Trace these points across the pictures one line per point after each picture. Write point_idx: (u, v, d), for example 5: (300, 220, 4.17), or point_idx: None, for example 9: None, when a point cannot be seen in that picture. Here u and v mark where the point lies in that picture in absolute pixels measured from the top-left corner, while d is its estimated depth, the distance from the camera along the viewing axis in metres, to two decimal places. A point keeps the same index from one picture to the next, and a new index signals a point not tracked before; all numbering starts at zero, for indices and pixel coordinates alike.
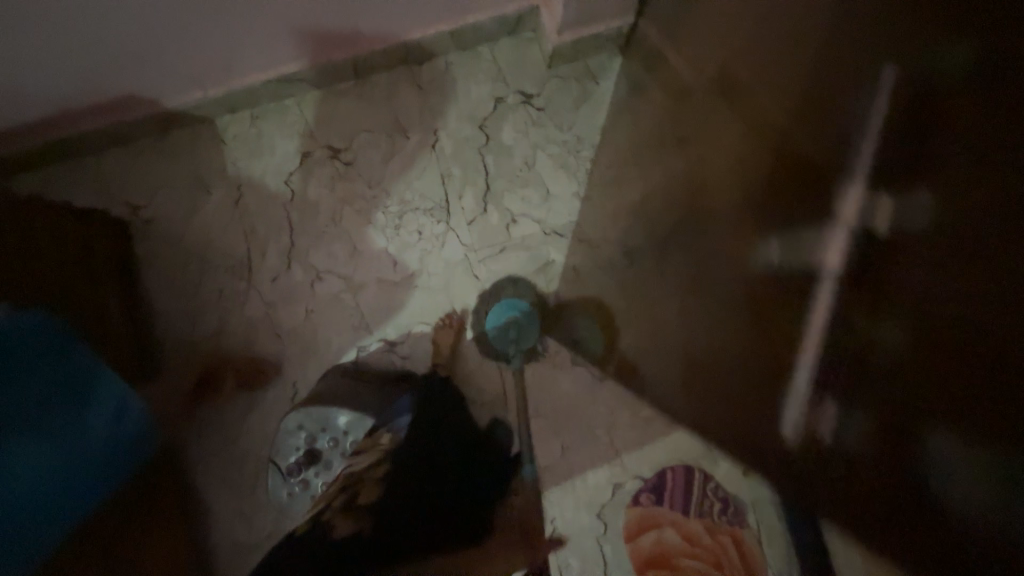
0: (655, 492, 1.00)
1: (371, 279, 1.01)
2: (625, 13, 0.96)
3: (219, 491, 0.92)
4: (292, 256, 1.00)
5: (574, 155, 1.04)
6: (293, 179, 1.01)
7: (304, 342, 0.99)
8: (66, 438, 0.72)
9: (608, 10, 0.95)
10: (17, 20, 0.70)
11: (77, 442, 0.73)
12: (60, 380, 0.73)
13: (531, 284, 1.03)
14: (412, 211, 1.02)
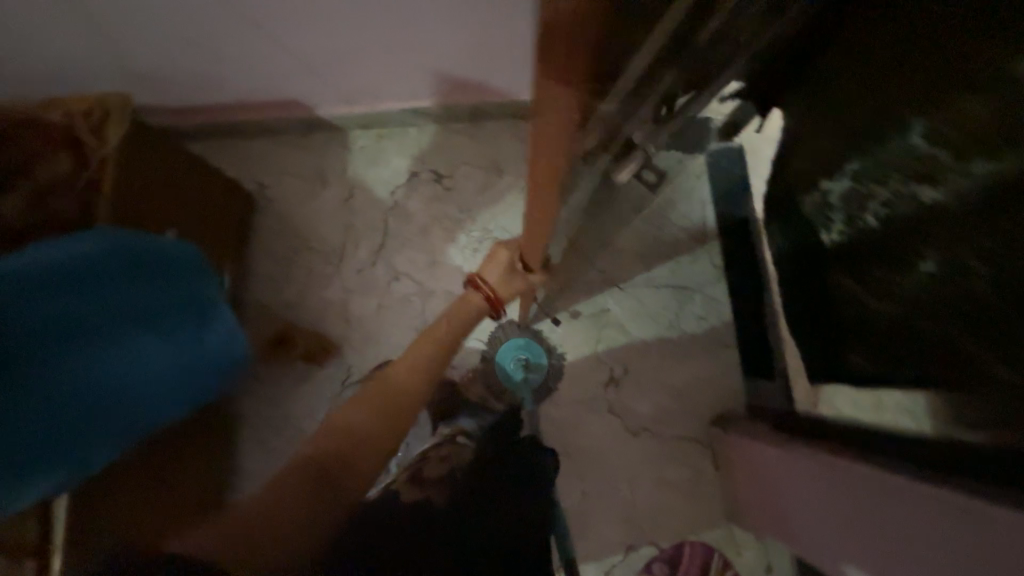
0: (669, 560, 0.98)
1: (441, 289, 1.11)
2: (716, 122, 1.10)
3: (253, 453, 1.02)
4: (379, 254, 1.12)
5: (646, 222, 1.15)
6: (399, 191, 1.16)
7: (368, 331, 1.08)
8: (184, 351, 0.71)
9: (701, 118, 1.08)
10: (243, 32, 0.87)
11: (187, 356, 0.72)
12: (166, 303, 0.71)
13: (584, 326, 1.09)
14: (491, 237, 1.14)
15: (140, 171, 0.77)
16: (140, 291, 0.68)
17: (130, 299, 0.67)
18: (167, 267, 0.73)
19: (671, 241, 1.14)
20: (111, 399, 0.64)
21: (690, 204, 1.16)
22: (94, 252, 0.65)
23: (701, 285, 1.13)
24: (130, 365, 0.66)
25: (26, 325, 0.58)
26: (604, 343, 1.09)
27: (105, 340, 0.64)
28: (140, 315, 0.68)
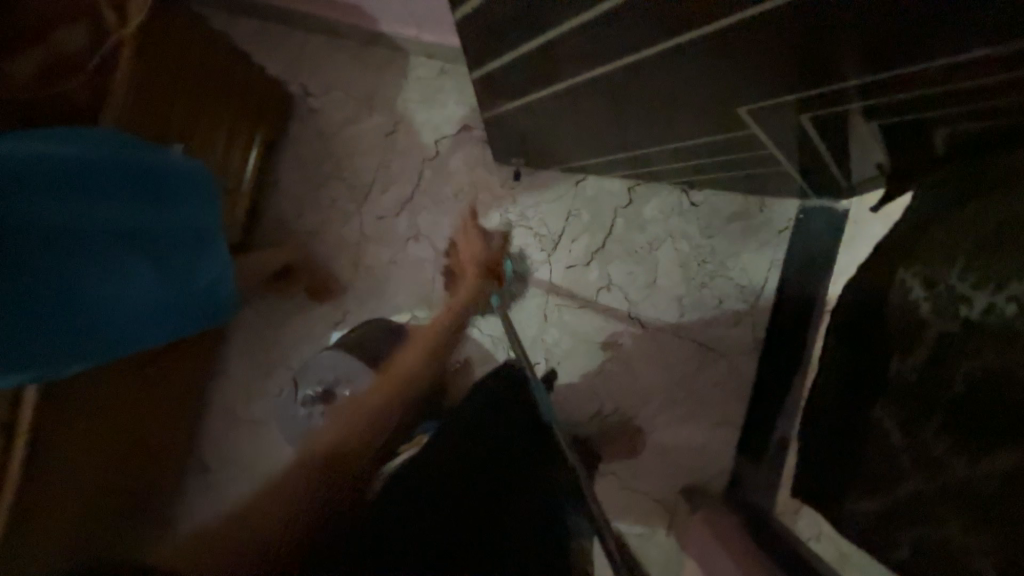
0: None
1: (457, 264, 1.03)
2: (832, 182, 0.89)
3: (236, 364, 1.04)
4: (406, 206, 1.04)
5: (698, 263, 1.01)
6: (443, 143, 1.04)
7: (372, 282, 1.04)
8: (174, 286, 0.71)
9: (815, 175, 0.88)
10: None
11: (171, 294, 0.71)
12: (168, 228, 0.69)
13: (588, 353, 1.02)
14: (524, 226, 1.03)
15: (152, 83, 0.70)
16: (138, 209, 0.66)
17: (133, 215, 0.65)
18: (176, 184, 0.71)
19: (717, 295, 1.01)
20: (109, 310, 0.64)
21: (754, 262, 1.01)
22: (96, 159, 0.62)
23: (730, 353, 1.01)
24: (130, 281, 0.65)
25: (69, 218, 0.59)
26: (602, 376, 1.02)
27: (110, 257, 0.63)
28: (143, 234, 0.66)
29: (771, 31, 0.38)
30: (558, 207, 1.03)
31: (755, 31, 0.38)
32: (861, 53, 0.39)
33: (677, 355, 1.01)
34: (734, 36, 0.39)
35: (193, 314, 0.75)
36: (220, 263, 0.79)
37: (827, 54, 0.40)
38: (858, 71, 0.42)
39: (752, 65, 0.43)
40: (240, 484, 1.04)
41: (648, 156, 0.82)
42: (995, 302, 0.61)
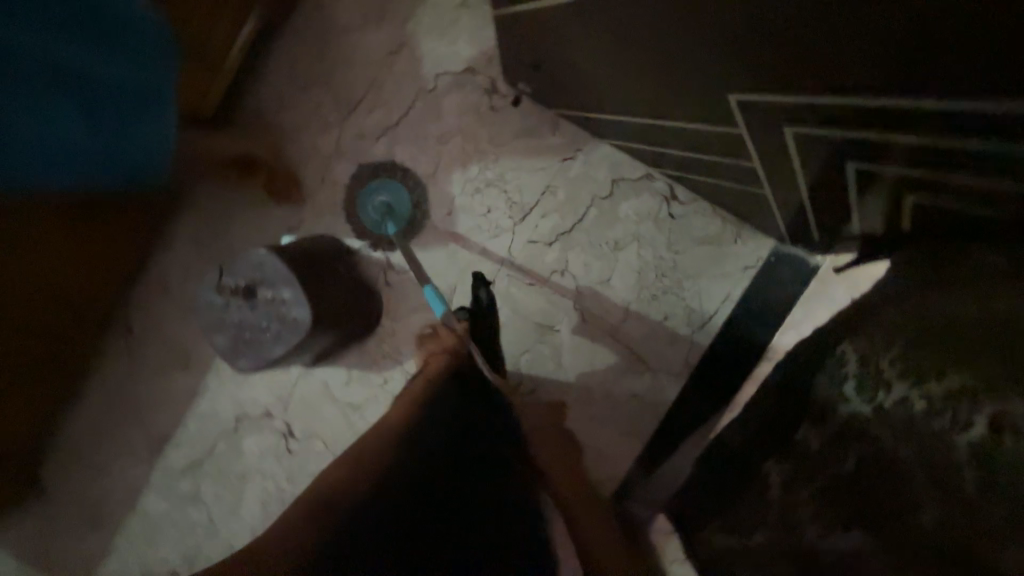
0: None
1: (422, 206, 1.01)
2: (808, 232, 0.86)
3: (182, 240, 1.04)
4: (388, 133, 1.01)
5: (656, 274, 0.99)
6: (442, 79, 0.99)
7: (334, 198, 1.02)
8: (98, 141, 0.68)
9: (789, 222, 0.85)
10: None
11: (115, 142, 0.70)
12: (109, 78, 0.66)
13: (525, 329, 1.01)
14: (498, 188, 1.00)
15: None
16: (79, 43, 0.62)
17: (71, 49, 0.61)
18: (130, 36, 0.66)
19: (664, 311, 0.99)
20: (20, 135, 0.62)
21: (711, 291, 0.99)
22: None
23: (659, 371, 1.00)
24: (41, 119, 0.63)
25: (16, 36, 0.57)
26: (531, 356, 1.01)
27: (38, 84, 0.61)
28: (77, 72, 0.63)
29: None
30: (537, 178, 1.00)
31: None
32: (832, 56, 0.37)
33: (608, 358, 1.01)
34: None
35: (111, 173, 0.73)
36: (162, 134, 0.75)
37: (796, 47, 0.39)
38: (819, 81, 0.41)
39: (741, 32, 0.41)
40: (157, 354, 1.05)
41: (656, 133, 0.76)
42: (910, 396, 0.57)
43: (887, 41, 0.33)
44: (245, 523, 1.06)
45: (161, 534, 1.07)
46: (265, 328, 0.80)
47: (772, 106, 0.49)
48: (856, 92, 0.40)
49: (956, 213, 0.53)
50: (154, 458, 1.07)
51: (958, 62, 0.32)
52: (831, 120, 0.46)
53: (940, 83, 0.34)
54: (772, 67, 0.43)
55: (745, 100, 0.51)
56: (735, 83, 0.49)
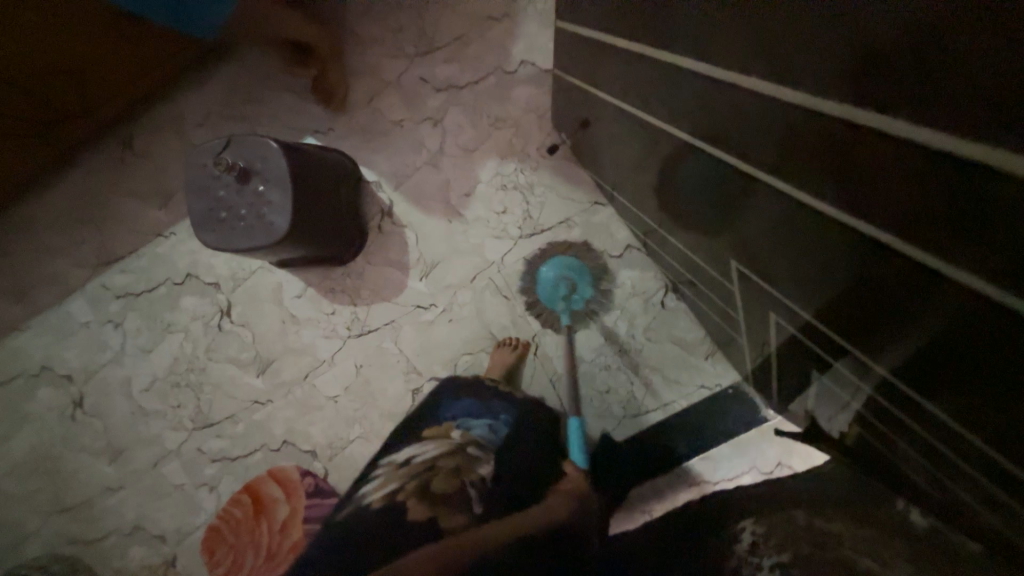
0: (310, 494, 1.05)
1: (446, 176, 1.00)
2: (768, 389, 0.86)
3: (216, 89, 1.03)
4: (450, 91, 0.98)
5: (620, 348, 0.99)
6: (525, 67, 0.96)
7: (370, 125, 1.00)
8: None
9: (757, 372, 0.85)
10: None
11: None
12: None
13: (479, 335, 1.02)
14: (521, 196, 0.98)
15: None
16: None
17: None
18: None
19: (608, 384, 1.00)
20: None
21: (659, 389, 0.99)
22: None
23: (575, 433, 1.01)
24: None
25: None
26: (471, 359, 1.02)
27: None
28: None
29: (795, 213, 0.38)
30: (564, 208, 0.98)
31: (778, 209, 0.40)
32: (841, 302, 0.40)
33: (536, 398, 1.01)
34: (755, 189, 0.42)
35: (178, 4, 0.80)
36: None
37: (798, 271, 0.43)
38: (809, 304, 0.46)
39: (777, 234, 0.43)
40: (143, 182, 1.06)
41: (673, 238, 0.75)
42: None
43: (885, 326, 0.36)
44: (151, 368, 1.09)
45: (73, 340, 1.10)
46: (241, 216, 0.79)
47: (763, 288, 0.54)
48: (853, 339, 0.42)
49: (910, 459, 0.52)
50: (95, 272, 1.08)
51: (934, 374, 0.34)
52: (833, 345, 0.48)
53: (921, 379, 0.36)
54: (772, 261, 0.47)
55: (744, 271, 0.57)
56: (746, 258, 0.53)
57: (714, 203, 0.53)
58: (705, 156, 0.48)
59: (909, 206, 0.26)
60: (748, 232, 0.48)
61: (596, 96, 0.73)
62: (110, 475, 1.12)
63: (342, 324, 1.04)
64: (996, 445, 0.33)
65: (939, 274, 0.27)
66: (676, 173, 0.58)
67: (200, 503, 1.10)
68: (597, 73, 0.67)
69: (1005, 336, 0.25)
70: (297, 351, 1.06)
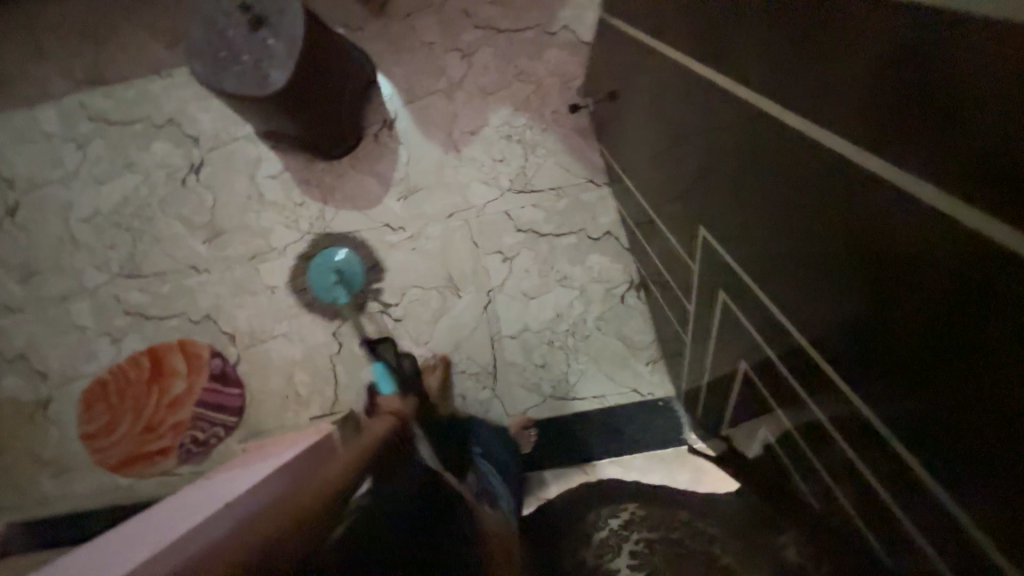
0: (212, 377, 1.01)
1: (456, 109, 0.99)
2: (693, 402, 0.85)
3: None
4: (487, 31, 0.99)
5: (569, 329, 0.98)
6: (565, 33, 0.97)
7: (401, 38, 1.00)
8: None
9: (688, 383, 0.84)
10: None
11: None
12: None
13: (436, 271, 1.00)
14: (523, 151, 0.99)
15: None
16: None
17: None
18: None
19: (547, 360, 0.98)
20: None
21: (594, 381, 0.98)
22: None
23: (498, 398, 0.99)
24: None
25: None
26: (422, 293, 1.00)
27: None
28: None
29: (787, 154, 0.34)
30: (559, 176, 0.98)
31: (766, 147, 0.36)
32: (795, 264, 0.36)
33: (472, 350, 0.99)
34: (746, 123, 0.38)
35: None
36: None
37: (767, 231, 0.39)
38: (768, 274, 0.42)
39: (761, 190, 0.38)
40: (160, 16, 1.03)
41: (649, 217, 0.75)
42: None
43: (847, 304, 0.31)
44: (97, 200, 1.04)
45: (28, 147, 1.05)
46: (239, 57, 0.77)
47: (720, 259, 0.53)
48: (802, 321, 0.38)
49: (805, 464, 0.51)
50: (77, 86, 1.04)
51: (883, 368, 0.29)
52: (767, 322, 0.47)
53: (844, 359, 0.33)
54: (737, 214, 0.45)
55: (709, 241, 0.55)
56: (712, 222, 0.52)
57: (699, 162, 0.53)
58: (704, 99, 0.47)
59: (938, 110, 0.22)
60: (721, 186, 0.48)
61: (621, 60, 0.74)
62: (13, 294, 1.05)
63: (306, 218, 1.01)
64: (905, 439, 0.30)
65: (929, 207, 0.23)
66: (675, 134, 0.59)
67: (96, 352, 1.04)
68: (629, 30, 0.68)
69: (983, 283, 0.21)
70: (252, 231, 1.02)
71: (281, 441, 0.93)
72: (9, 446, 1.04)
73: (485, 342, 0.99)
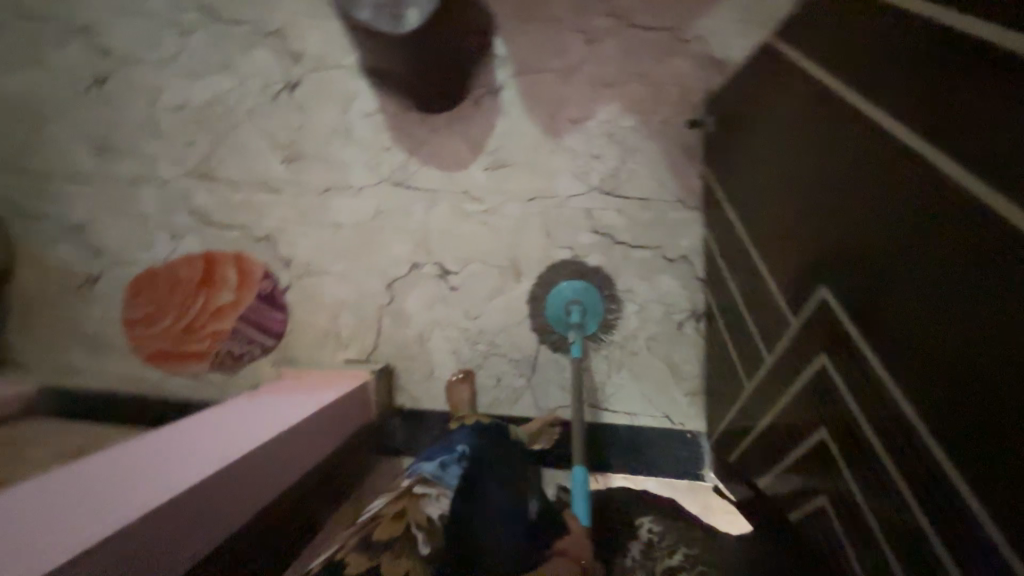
0: (260, 297, 1.02)
1: (565, 94, 0.96)
2: (727, 446, 0.85)
3: None
4: (618, 22, 0.95)
5: (618, 342, 0.97)
6: (697, 44, 0.94)
7: (529, 6, 0.96)
8: None
9: (728, 427, 0.84)
10: None
11: None
12: None
13: (503, 251, 0.98)
14: (620, 154, 0.96)
15: None
16: None
17: None
18: None
19: (588, 366, 0.98)
20: None
21: (628, 398, 0.98)
22: None
23: (531, 390, 0.99)
24: None
25: None
26: (483, 269, 0.99)
27: None
28: None
29: (923, 195, 0.40)
30: (650, 188, 0.95)
31: (941, 222, 0.38)
32: (943, 339, 0.38)
33: (518, 337, 0.99)
34: (922, 193, 0.40)
35: None
36: None
37: (913, 303, 0.41)
38: (896, 345, 0.43)
39: (883, 223, 0.44)
40: None
41: (746, 257, 0.73)
42: None
43: (940, 329, 0.38)
44: (187, 94, 1.03)
45: (130, 22, 1.03)
46: None
47: (832, 322, 0.52)
48: (925, 396, 0.39)
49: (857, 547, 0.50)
50: None
51: (945, 380, 0.37)
52: (873, 392, 0.46)
53: (971, 439, 0.35)
54: (875, 282, 0.46)
55: (824, 304, 0.54)
56: (836, 282, 0.52)
57: (817, 199, 0.56)
58: (869, 150, 0.47)
59: None
60: (864, 249, 0.47)
61: (763, 91, 0.71)
62: (84, 164, 1.05)
63: (388, 165, 1.00)
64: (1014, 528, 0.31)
65: None
66: (798, 178, 0.60)
67: (153, 242, 1.04)
68: (781, 69, 0.66)
69: None
70: (331, 164, 1.01)
71: (315, 377, 0.93)
72: (51, 311, 1.05)
73: (532, 333, 0.98)
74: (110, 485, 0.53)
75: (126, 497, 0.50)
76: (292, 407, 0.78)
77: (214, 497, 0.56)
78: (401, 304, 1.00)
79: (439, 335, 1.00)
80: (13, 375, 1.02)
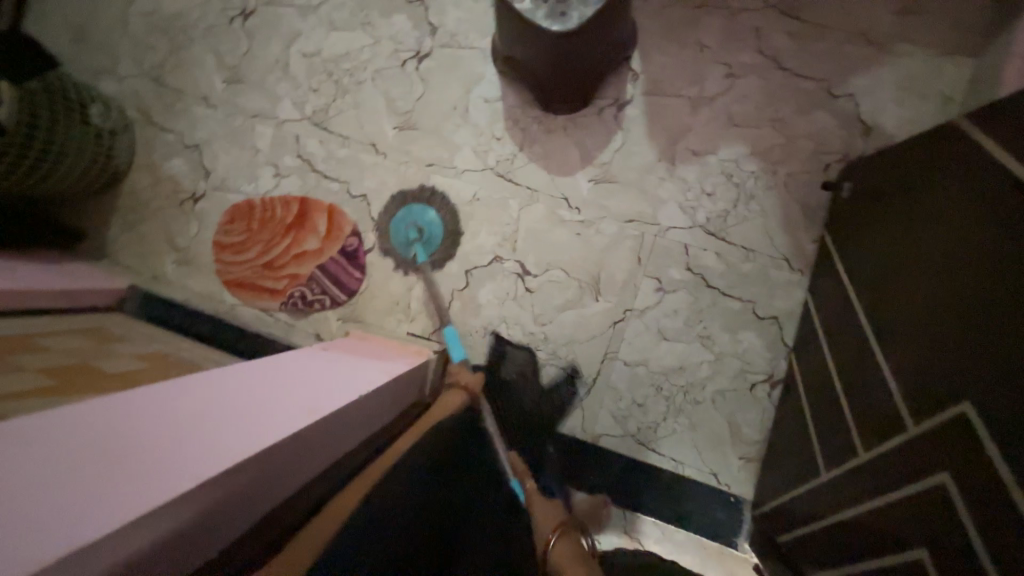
0: (343, 252, 1.04)
1: (692, 123, 0.93)
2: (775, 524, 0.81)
3: None
4: (766, 62, 0.91)
5: (682, 386, 0.94)
6: (845, 102, 0.88)
7: (677, 28, 0.93)
8: None
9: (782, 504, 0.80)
10: None
11: None
12: None
13: (588, 267, 0.97)
14: (735, 197, 0.92)
15: None
16: None
17: None
18: None
19: (644, 401, 0.95)
20: None
21: (679, 445, 0.94)
22: None
23: (581, 411, 0.97)
24: None
25: None
26: (563, 279, 0.97)
27: None
28: None
29: None
30: (757, 239, 0.91)
31: None
32: None
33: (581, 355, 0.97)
34: None
35: None
36: None
37: None
38: None
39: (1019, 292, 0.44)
40: None
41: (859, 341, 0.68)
42: None
43: None
44: (322, 43, 1.06)
45: None
46: None
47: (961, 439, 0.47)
48: None
49: None
50: None
51: None
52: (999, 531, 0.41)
53: None
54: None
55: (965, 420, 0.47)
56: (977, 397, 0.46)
57: (955, 277, 0.54)
58: None
59: None
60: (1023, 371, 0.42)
61: (924, 170, 0.66)
62: (214, 89, 1.10)
63: (495, 154, 1.00)
64: None
65: None
66: (940, 253, 0.57)
67: (257, 176, 1.08)
68: (948, 152, 0.62)
69: None
70: (441, 141, 1.02)
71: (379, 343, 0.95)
72: (154, 218, 1.12)
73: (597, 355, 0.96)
74: (165, 428, 0.48)
75: (154, 464, 0.43)
76: (351, 381, 0.73)
77: (244, 484, 0.48)
78: (474, 292, 1.00)
79: (504, 332, 0.99)
80: (109, 269, 1.09)
